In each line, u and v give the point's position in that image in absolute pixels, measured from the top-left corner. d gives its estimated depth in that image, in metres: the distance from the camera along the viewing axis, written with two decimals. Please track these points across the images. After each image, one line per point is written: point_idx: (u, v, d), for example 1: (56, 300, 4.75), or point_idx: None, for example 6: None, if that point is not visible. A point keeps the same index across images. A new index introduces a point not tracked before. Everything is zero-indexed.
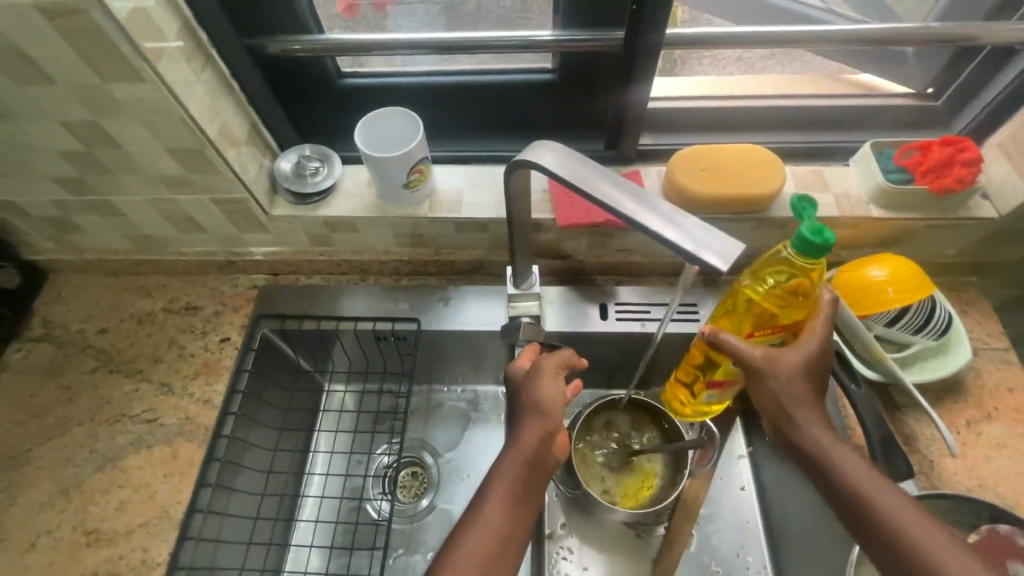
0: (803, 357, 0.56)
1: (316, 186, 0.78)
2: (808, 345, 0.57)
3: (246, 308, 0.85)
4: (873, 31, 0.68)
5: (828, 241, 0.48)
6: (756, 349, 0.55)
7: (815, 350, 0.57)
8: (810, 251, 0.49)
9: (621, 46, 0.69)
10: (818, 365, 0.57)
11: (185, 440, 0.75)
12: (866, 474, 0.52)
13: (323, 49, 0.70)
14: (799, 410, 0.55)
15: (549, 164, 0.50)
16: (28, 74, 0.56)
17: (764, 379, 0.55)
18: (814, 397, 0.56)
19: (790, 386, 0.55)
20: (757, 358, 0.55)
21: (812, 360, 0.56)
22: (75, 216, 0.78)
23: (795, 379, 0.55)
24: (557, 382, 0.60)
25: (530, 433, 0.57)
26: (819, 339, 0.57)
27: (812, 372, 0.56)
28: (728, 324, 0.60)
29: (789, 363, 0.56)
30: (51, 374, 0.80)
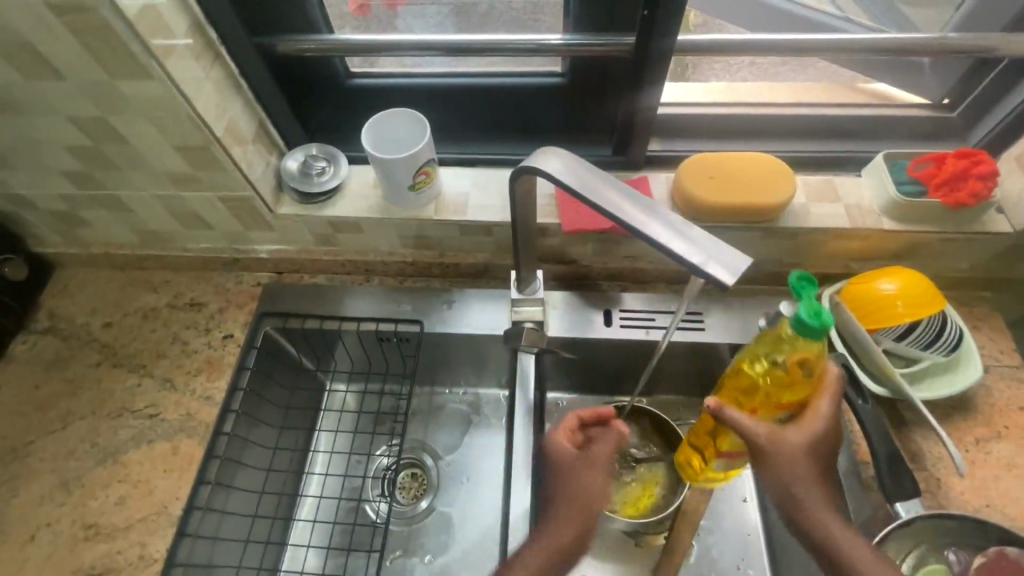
0: (811, 436, 0.54)
1: (322, 185, 0.77)
2: (815, 425, 0.55)
3: (249, 306, 0.85)
4: (889, 40, 0.66)
5: (824, 323, 0.48)
6: (758, 426, 0.54)
7: (823, 430, 0.55)
8: (809, 332, 0.49)
9: (631, 52, 0.68)
10: (826, 447, 0.55)
11: (186, 436, 0.75)
12: (871, 559, 0.51)
13: (332, 49, 0.69)
14: (803, 491, 0.53)
15: (554, 170, 0.49)
16: (38, 69, 0.56)
17: (765, 457, 0.53)
18: (820, 479, 0.54)
19: (793, 465, 0.53)
20: (759, 436, 0.53)
21: (819, 440, 0.55)
22: (83, 211, 0.79)
23: (800, 460, 0.54)
24: (605, 480, 0.61)
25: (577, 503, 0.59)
26: (827, 418, 0.55)
27: (820, 453, 0.55)
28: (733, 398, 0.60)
29: (793, 443, 0.54)
30: (56, 367, 0.81)
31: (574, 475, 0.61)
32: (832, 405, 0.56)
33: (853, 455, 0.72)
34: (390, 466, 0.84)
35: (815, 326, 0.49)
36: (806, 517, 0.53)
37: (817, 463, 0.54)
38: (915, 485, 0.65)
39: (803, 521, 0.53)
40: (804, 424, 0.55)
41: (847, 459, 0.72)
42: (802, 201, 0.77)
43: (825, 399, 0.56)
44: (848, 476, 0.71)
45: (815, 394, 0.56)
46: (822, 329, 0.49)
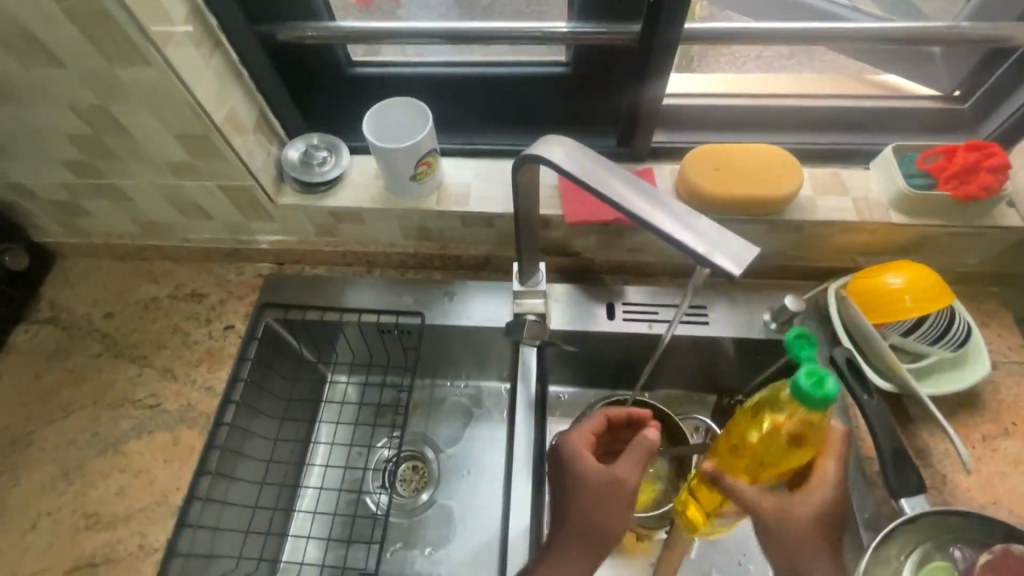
0: (818, 506, 0.54)
1: (323, 175, 0.77)
2: (820, 491, 0.55)
3: (250, 296, 0.84)
4: (902, 29, 0.65)
5: (828, 393, 0.50)
6: (758, 498, 0.55)
7: (827, 497, 0.55)
8: (812, 404, 0.51)
9: (638, 40, 0.67)
10: (835, 518, 0.55)
11: (186, 427, 0.75)
12: None
13: (334, 37, 0.69)
14: (810, 565, 0.53)
15: (558, 159, 0.49)
16: (36, 56, 0.55)
17: (767, 529, 0.54)
18: (827, 551, 0.53)
19: (797, 538, 0.54)
20: (758, 507, 0.54)
21: (825, 508, 0.55)
22: (83, 200, 0.78)
23: (803, 532, 0.54)
24: (625, 517, 0.58)
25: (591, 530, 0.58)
26: (833, 486, 0.55)
27: (826, 522, 0.54)
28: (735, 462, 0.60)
29: (797, 514, 0.54)
30: (56, 358, 0.81)
31: (591, 500, 0.58)
32: (838, 468, 0.56)
33: (857, 450, 0.71)
34: (391, 458, 0.84)
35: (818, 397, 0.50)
36: None
37: (824, 531, 0.54)
38: (920, 480, 0.65)
39: None
40: (808, 488, 0.55)
41: (851, 455, 0.71)
42: (809, 194, 0.76)
43: (831, 461, 0.56)
44: (853, 471, 0.70)
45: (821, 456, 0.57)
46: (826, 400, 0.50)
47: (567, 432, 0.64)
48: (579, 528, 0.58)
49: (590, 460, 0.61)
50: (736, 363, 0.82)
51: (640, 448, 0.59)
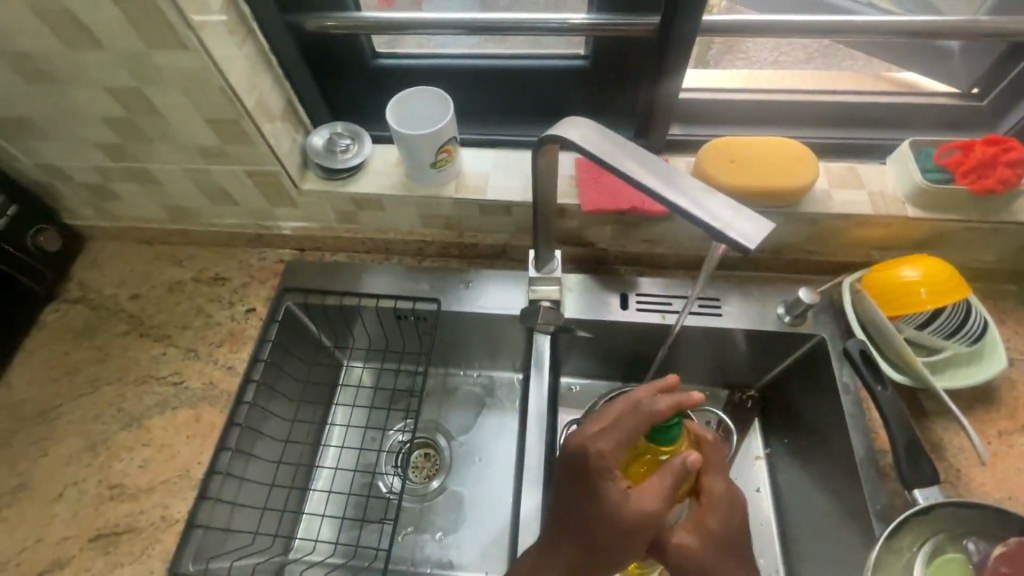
0: (722, 521, 0.59)
1: (345, 162, 0.79)
2: (713, 513, 0.59)
3: (271, 281, 0.87)
4: (920, 23, 0.65)
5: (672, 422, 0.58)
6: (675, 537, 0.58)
7: (721, 521, 0.59)
8: (665, 437, 0.58)
9: (656, 32, 0.68)
10: (742, 533, 0.60)
11: (209, 404, 0.77)
12: None
13: (359, 27, 0.71)
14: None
15: (577, 140, 0.50)
16: (79, 38, 0.58)
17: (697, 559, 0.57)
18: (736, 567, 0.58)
19: (719, 557, 0.58)
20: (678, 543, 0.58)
21: (721, 531, 0.59)
22: (115, 184, 0.81)
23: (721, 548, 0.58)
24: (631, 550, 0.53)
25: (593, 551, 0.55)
26: (724, 494, 0.60)
27: (725, 542, 0.59)
28: None
29: (712, 532, 0.59)
30: (84, 336, 0.83)
31: (604, 524, 0.54)
32: (722, 482, 0.61)
33: (871, 443, 0.71)
34: (404, 440, 0.86)
35: (670, 427, 0.58)
36: None
37: (722, 549, 0.59)
38: (934, 473, 0.65)
39: None
40: (699, 513, 0.60)
41: (865, 448, 0.71)
42: (825, 187, 0.77)
43: (714, 480, 0.61)
44: (866, 463, 0.70)
45: (704, 475, 0.61)
46: (676, 429, 0.58)
47: (599, 441, 0.56)
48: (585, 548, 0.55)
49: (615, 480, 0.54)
50: (749, 356, 0.83)
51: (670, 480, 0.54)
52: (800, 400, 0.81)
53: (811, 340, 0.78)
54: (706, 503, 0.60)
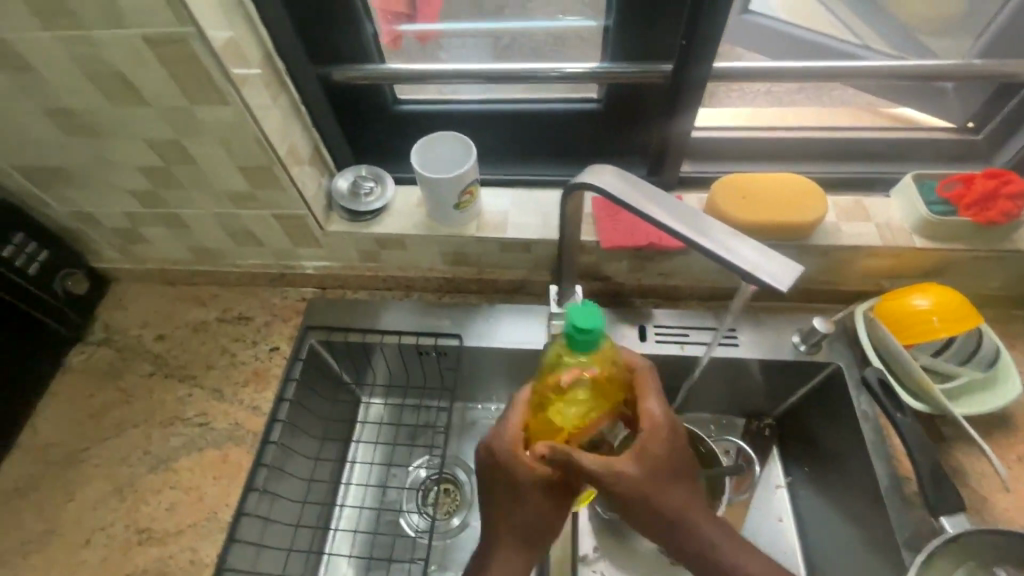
0: (662, 445, 0.58)
1: (368, 206, 0.81)
2: (653, 439, 0.58)
3: (294, 319, 0.88)
4: (917, 67, 0.69)
5: (597, 319, 0.56)
6: (606, 466, 0.56)
7: (660, 445, 0.58)
8: (591, 333, 0.55)
9: (669, 78, 0.72)
10: (682, 460, 0.60)
11: (235, 444, 0.77)
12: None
13: (385, 78, 0.74)
14: (686, 506, 0.59)
15: (607, 184, 0.52)
16: (125, 96, 0.61)
17: (632, 486, 0.56)
18: (675, 492, 0.58)
19: (657, 484, 0.57)
20: (611, 473, 0.56)
21: (664, 456, 0.58)
22: (144, 228, 0.83)
23: (659, 475, 0.58)
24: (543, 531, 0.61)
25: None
26: (660, 417, 0.59)
27: (663, 466, 0.58)
28: (553, 435, 0.61)
29: (649, 458, 0.58)
30: (110, 377, 0.84)
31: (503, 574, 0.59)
32: (660, 407, 0.60)
33: (894, 470, 0.72)
34: (431, 472, 0.86)
35: (597, 324, 0.56)
36: (695, 540, 0.59)
37: (662, 475, 0.58)
38: (959, 500, 0.65)
39: (701, 546, 0.58)
40: (640, 441, 0.58)
41: (888, 475, 0.72)
42: (832, 220, 0.79)
43: (651, 404, 0.60)
44: (890, 491, 0.71)
45: (640, 400, 0.61)
46: (600, 324, 0.56)
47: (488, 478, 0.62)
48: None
49: (510, 520, 0.60)
50: (766, 385, 0.84)
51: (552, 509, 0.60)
52: (819, 427, 0.82)
53: (826, 369, 0.80)
54: (644, 426, 0.59)
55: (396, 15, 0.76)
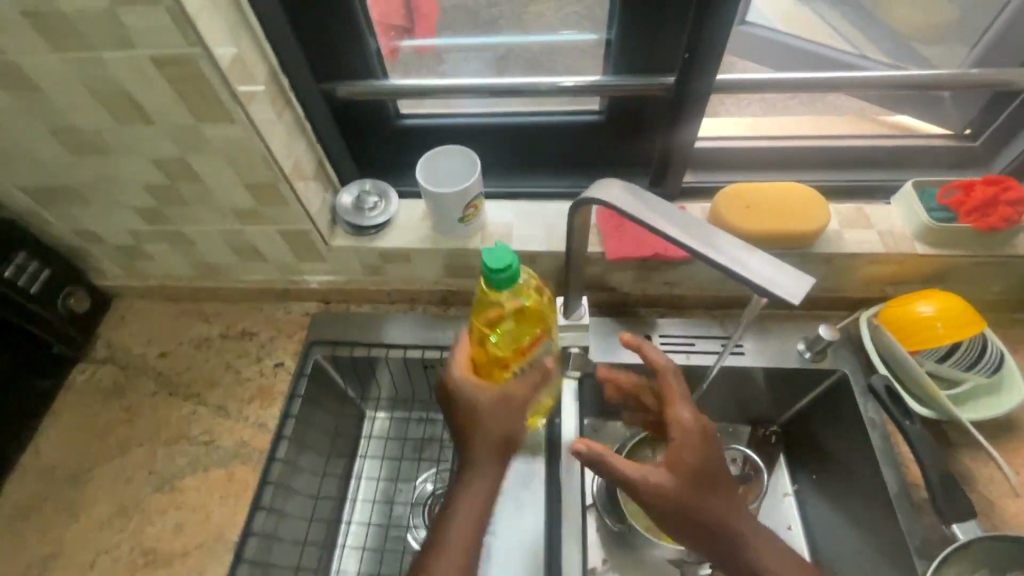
0: (697, 453, 0.59)
1: (373, 220, 0.81)
2: (686, 446, 0.59)
3: (299, 334, 0.88)
4: (916, 77, 0.70)
5: (508, 265, 0.55)
6: (641, 475, 0.57)
7: (694, 452, 0.58)
8: (501, 278, 0.55)
9: (670, 91, 0.73)
10: (719, 465, 0.60)
11: (241, 462, 0.77)
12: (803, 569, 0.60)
13: (388, 93, 0.74)
14: (726, 514, 0.59)
15: (613, 198, 0.52)
16: (131, 116, 0.61)
17: (668, 494, 0.57)
18: (713, 498, 0.59)
19: (695, 492, 0.58)
20: (647, 482, 0.57)
21: (697, 463, 0.58)
22: (146, 245, 0.83)
23: (695, 482, 0.58)
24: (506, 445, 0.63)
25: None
26: (693, 424, 0.59)
27: (700, 474, 0.58)
28: (489, 361, 0.66)
29: (684, 465, 0.58)
30: (113, 396, 0.84)
31: (459, 555, 0.58)
32: (691, 413, 0.60)
33: (903, 477, 0.72)
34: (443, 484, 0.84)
35: (506, 270, 0.55)
36: (737, 547, 0.59)
37: (699, 482, 0.58)
38: (970, 507, 0.65)
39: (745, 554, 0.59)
40: (672, 450, 0.59)
41: (897, 482, 0.72)
42: (835, 228, 0.80)
43: (681, 411, 0.60)
44: (900, 498, 0.71)
45: (670, 407, 0.61)
46: (513, 270, 0.56)
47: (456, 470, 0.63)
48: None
49: (463, 497, 0.61)
50: (771, 392, 0.85)
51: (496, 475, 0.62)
52: (825, 435, 0.82)
53: (833, 376, 0.80)
54: (676, 434, 0.59)
55: (395, 29, 0.79)
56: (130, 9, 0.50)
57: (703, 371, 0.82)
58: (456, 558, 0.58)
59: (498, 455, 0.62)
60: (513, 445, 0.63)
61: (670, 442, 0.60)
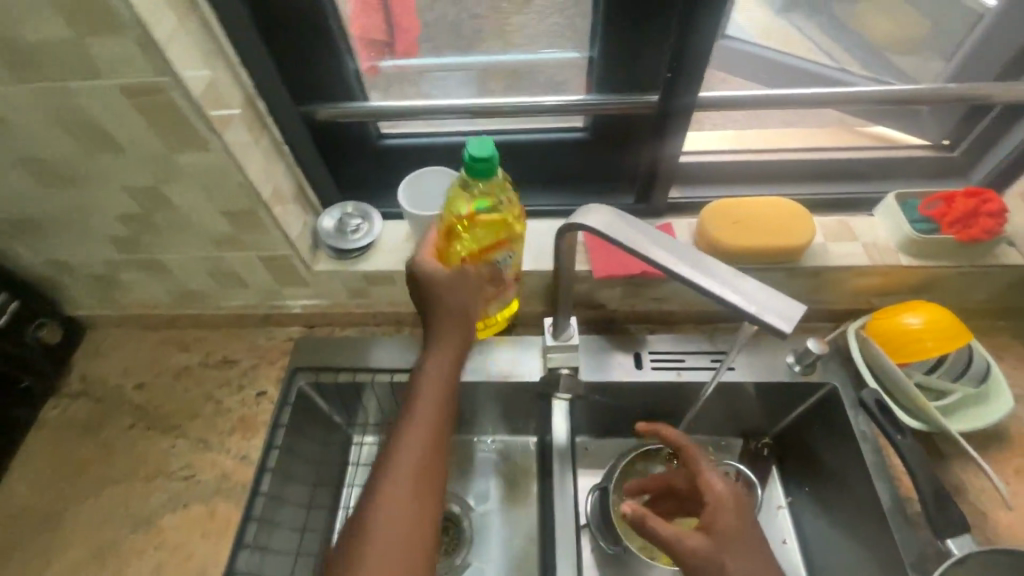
0: (732, 516, 0.60)
1: (356, 242, 0.79)
2: (720, 510, 0.61)
3: (281, 360, 0.85)
4: (894, 92, 0.70)
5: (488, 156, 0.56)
6: (681, 538, 0.58)
7: (729, 514, 0.61)
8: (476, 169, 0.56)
9: (656, 108, 0.72)
10: (756, 535, 0.61)
11: (223, 497, 0.74)
12: None
13: (369, 115, 0.73)
14: None
15: (599, 225, 0.51)
16: (102, 146, 0.59)
17: (713, 559, 0.57)
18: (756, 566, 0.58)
19: (738, 559, 0.58)
20: (687, 544, 0.57)
21: (735, 530, 0.60)
22: (121, 274, 0.80)
23: (736, 549, 0.59)
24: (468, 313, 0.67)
25: (423, 459, 0.60)
26: (723, 489, 0.62)
27: (739, 538, 0.59)
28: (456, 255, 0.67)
29: (722, 529, 0.60)
30: (88, 432, 0.81)
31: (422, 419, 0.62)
32: (720, 479, 0.63)
33: (896, 491, 0.72)
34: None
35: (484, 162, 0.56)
36: None
37: (739, 548, 0.59)
38: (964, 521, 0.65)
39: None
40: (709, 514, 0.61)
41: (890, 496, 0.72)
42: (821, 241, 0.80)
43: (710, 477, 0.64)
44: (894, 512, 0.71)
45: (698, 475, 0.64)
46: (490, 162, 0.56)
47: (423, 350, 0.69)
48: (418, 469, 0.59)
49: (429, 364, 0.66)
50: (762, 406, 0.84)
51: (459, 349, 0.67)
52: (816, 448, 0.81)
53: (822, 389, 0.80)
54: (711, 500, 0.62)
55: (376, 45, 0.77)
56: (96, 39, 0.49)
57: (693, 387, 0.81)
58: (424, 416, 0.62)
59: (459, 330, 0.67)
60: (472, 321, 0.68)
61: (706, 508, 0.61)
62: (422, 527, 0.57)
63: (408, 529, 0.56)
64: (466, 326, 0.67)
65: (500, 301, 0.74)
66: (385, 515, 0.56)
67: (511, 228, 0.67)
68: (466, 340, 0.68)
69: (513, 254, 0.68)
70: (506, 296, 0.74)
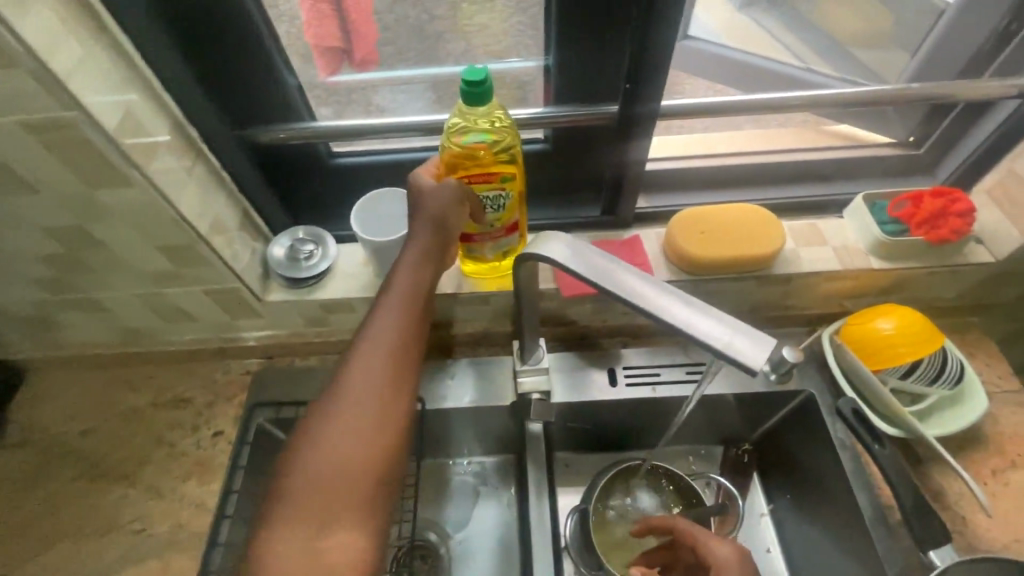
0: None
1: (311, 269, 0.75)
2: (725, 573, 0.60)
3: (238, 396, 0.80)
4: (857, 93, 0.69)
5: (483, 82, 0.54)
6: None
7: None
8: (471, 94, 0.54)
9: (615, 119, 0.70)
10: None
11: (179, 549, 0.70)
12: None
13: (315, 136, 0.69)
14: None
15: (561, 258, 0.49)
16: (13, 185, 0.54)
17: None
18: None
19: None
20: None
21: None
22: (56, 315, 0.74)
23: None
24: (452, 218, 0.62)
25: (392, 362, 0.57)
26: (732, 556, 0.61)
27: None
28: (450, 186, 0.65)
29: None
30: (29, 487, 0.75)
31: (388, 332, 0.58)
32: (728, 546, 0.62)
33: (875, 499, 0.71)
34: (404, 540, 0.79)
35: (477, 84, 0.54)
36: None
37: None
38: (945, 530, 0.64)
39: None
40: None
41: (871, 505, 0.71)
42: (791, 247, 0.78)
43: (717, 545, 0.62)
44: (874, 522, 0.70)
45: (701, 547, 0.63)
46: (483, 83, 0.54)
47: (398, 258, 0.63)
48: (385, 381, 0.56)
49: (405, 267, 0.61)
50: (741, 416, 0.83)
51: (436, 263, 0.63)
52: (796, 456, 0.80)
53: (797, 398, 0.79)
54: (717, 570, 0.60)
55: (333, 53, 0.69)
56: None
57: (669, 402, 0.79)
58: (394, 318, 0.59)
59: (439, 239, 0.62)
60: (451, 235, 0.63)
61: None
62: (381, 431, 0.55)
63: (367, 442, 0.54)
64: (444, 239, 0.62)
65: (496, 245, 0.71)
66: (345, 429, 0.54)
67: (507, 165, 0.64)
68: (443, 254, 0.63)
69: (506, 194, 0.65)
70: (503, 243, 0.71)
